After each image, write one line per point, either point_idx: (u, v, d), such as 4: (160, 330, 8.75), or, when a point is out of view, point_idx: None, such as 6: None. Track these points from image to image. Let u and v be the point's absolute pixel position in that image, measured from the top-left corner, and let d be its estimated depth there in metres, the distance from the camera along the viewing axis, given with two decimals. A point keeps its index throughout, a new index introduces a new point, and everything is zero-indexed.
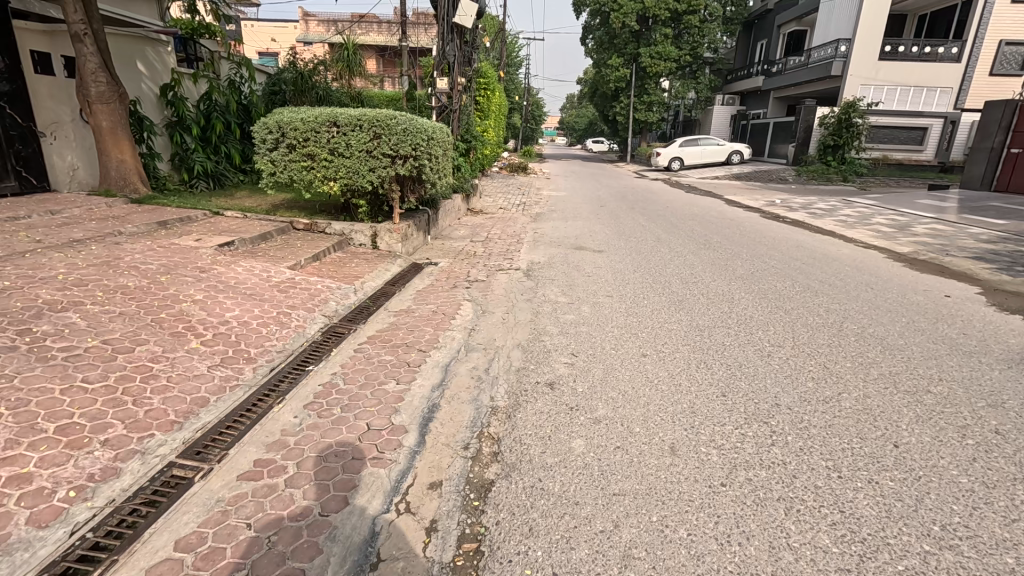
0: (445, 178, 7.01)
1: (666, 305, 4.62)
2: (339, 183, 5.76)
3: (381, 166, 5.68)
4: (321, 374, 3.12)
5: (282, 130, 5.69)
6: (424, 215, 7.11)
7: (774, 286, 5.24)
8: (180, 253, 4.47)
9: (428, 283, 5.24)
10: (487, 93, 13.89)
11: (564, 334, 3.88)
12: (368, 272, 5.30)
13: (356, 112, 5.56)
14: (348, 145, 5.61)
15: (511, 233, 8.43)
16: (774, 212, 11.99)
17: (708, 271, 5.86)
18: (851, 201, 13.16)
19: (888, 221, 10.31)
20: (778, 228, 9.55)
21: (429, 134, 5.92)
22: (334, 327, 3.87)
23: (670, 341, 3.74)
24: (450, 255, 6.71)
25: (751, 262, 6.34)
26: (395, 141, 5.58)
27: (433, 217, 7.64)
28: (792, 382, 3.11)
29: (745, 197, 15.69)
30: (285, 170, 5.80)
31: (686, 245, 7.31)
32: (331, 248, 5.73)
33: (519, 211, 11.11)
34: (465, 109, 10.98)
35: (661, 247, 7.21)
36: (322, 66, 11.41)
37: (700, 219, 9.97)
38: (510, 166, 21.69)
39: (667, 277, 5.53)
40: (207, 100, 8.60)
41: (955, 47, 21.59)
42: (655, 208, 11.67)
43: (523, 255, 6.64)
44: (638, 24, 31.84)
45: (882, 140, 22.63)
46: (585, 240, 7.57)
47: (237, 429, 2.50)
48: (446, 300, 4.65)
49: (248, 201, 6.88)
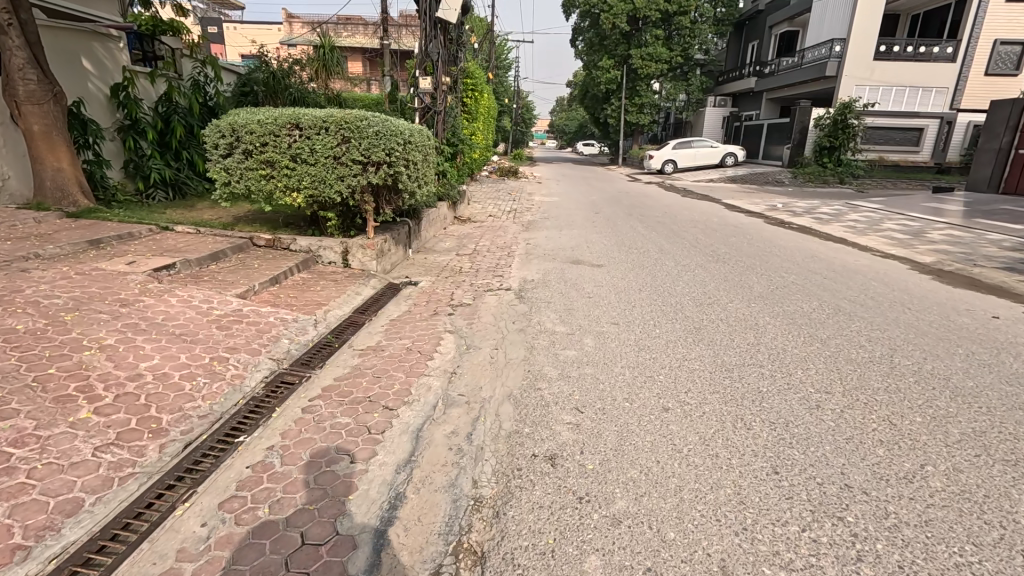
0: (428, 188, 6.31)
1: (682, 335, 3.95)
2: (303, 194, 5.03)
3: (350, 174, 4.96)
4: (252, 449, 2.40)
5: (237, 134, 4.96)
6: (404, 228, 6.41)
7: (801, 309, 4.59)
8: (102, 281, 3.73)
9: (405, 309, 4.53)
10: (475, 94, 13.21)
11: (565, 378, 3.20)
12: (335, 296, 4.58)
13: (322, 113, 4.85)
14: (312, 151, 4.89)
15: (501, 244, 7.73)
16: (777, 217, 11.42)
17: (723, 289, 5.21)
18: (855, 205, 12.64)
19: (900, 226, 9.77)
20: (786, 236, 8.93)
21: (407, 137, 5.22)
22: (283, 374, 3.14)
23: (695, 388, 3.07)
24: (432, 272, 6.00)
25: (768, 278, 5.70)
26: (367, 146, 4.86)
27: (414, 229, 6.93)
28: (858, 449, 2.45)
29: (745, 200, 15.12)
30: (241, 180, 5.07)
31: (694, 258, 6.66)
32: (294, 268, 5.00)
33: (510, 219, 10.43)
34: (451, 111, 10.29)
35: (666, 260, 6.55)
36: (297, 65, 10.67)
37: (704, 227, 9.34)
38: (501, 170, 21.01)
39: (679, 299, 4.87)
40: (166, 101, 7.84)
41: (950, 47, 21.30)
42: (653, 214, 11.05)
43: (515, 271, 5.95)
44: (629, 25, 31.33)
45: (878, 141, 22.27)
46: (582, 253, 6.90)
47: (112, 553, 1.76)
48: (424, 332, 3.94)
49: (206, 213, 6.15)
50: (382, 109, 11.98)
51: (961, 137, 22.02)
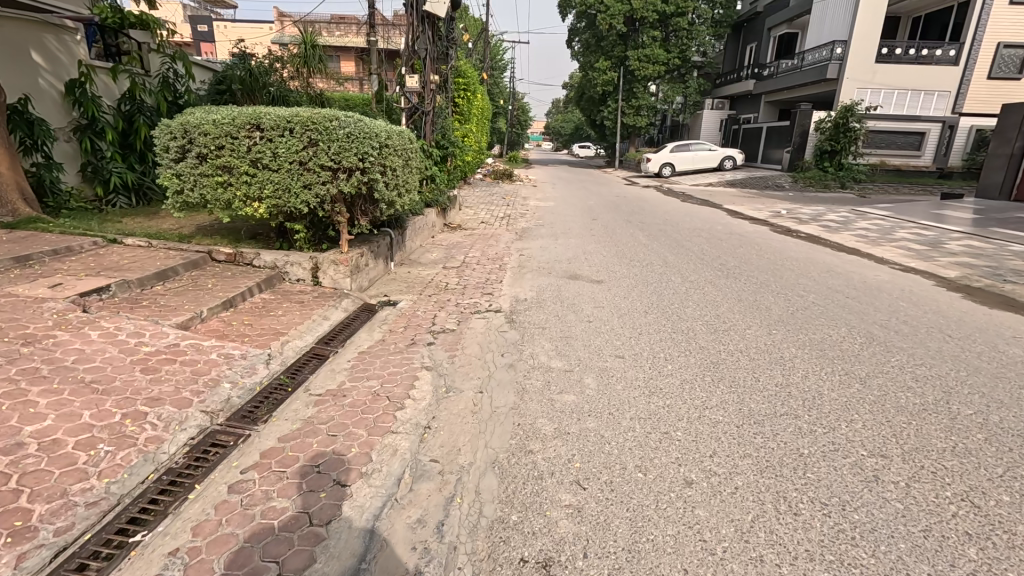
0: (411, 195, 5.75)
1: (698, 374, 3.40)
2: (265, 204, 4.46)
3: (319, 182, 4.39)
4: (150, 554, 1.81)
5: (189, 135, 4.37)
6: (384, 239, 5.85)
7: (828, 338, 4.05)
8: (11, 311, 3.14)
9: (379, 337, 3.95)
10: (467, 94, 12.66)
11: (561, 435, 2.64)
12: (298, 322, 3.98)
13: (286, 113, 4.28)
14: (275, 155, 4.32)
15: (492, 255, 7.16)
16: (783, 224, 10.93)
17: (738, 311, 4.68)
18: (862, 212, 12.17)
19: (914, 235, 9.29)
20: (795, 246, 8.41)
21: (385, 139, 4.65)
22: (216, 434, 2.54)
23: (720, 450, 2.52)
24: (414, 288, 5.43)
25: (785, 297, 5.16)
26: (337, 150, 4.28)
27: (397, 240, 6.36)
28: (944, 550, 1.89)
29: (747, 206, 14.64)
30: (195, 187, 4.48)
31: (701, 272, 6.14)
32: (255, 288, 4.42)
33: (503, 226, 9.88)
34: (441, 111, 9.73)
35: (671, 274, 6.01)
36: (277, 63, 10.09)
37: (708, 236, 8.81)
38: (495, 173, 20.47)
39: (689, 324, 4.32)
40: (129, 99, 7.23)
41: (952, 49, 20.94)
42: (654, 221, 10.53)
43: (507, 288, 5.39)
44: (626, 26, 30.85)
45: (879, 146, 21.89)
46: (580, 266, 6.35)
47: None
48: (396, 369, 3.36)
49: (164, 223, 5.55)
50: (369, 109, 11.39)
51: (964, 141, 21.65)
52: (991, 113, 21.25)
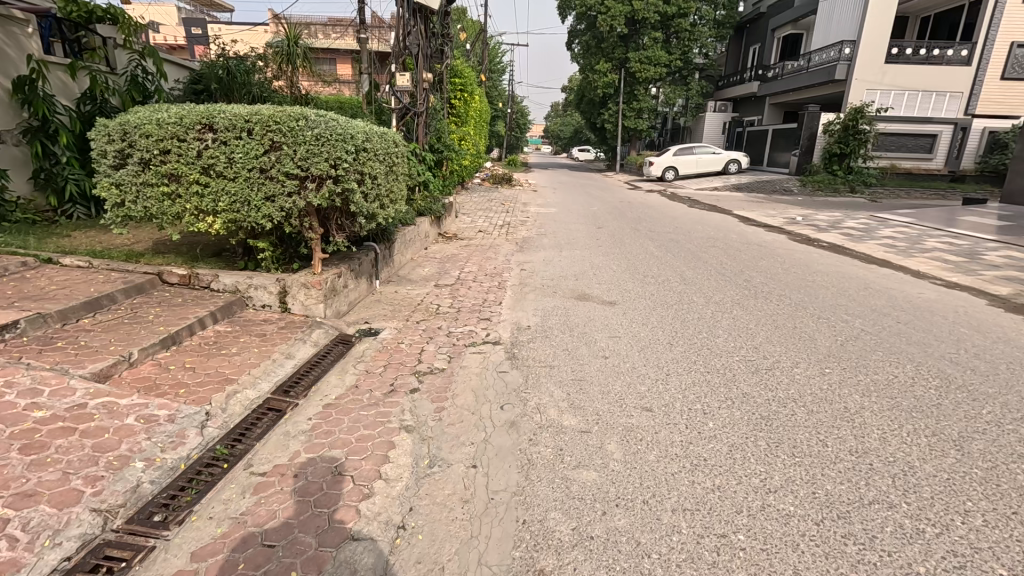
0: (400, 205, 5.07)
1: (748, 437, 2.69)
2: (220, 219, 3.76)
3: (284, 193, 3.70)
4: None
5: (129, 137, 3.68)
6: (367, 255, 5.17)
7: (895, 380, 3.37)
8: None
9: (352, 382, 3.25)
10: (464, 96, 12.00)
11: (583, 545, 1.94)
12: (255, 362, 3.28)
13: (245, 110, 3.61)
14: (230, 161, 3.62)
15: (490, 270, 6.49)
16: (801, 232, 10.28)
17: (777, 342, 4.01)
18: (882, 219, 11.50)
19: (946, 245, 8.64)
20: (821, 258, 7.72)
21: (366, 141, 3.96)
22: (105, 549, 1.83)
23: (804, 571, 1.82)
24: (399, 313, 4.73)
25: (827, 323, 4.49)
26: (305, 154, 3.59)
27: (382, 255, 5.67)
28: None
29: (758, 211, 14.01)
30: (138, 199, 3.79)
31: (724, 291, 5.45)
32: (208, 318, 3.72)
33: (502, 235, 9.22)
34: (434, 113, 9.08)
35: (690, 294, 5.33)
36: (259, 61, 9.41)
37: (724, 247, 8.13)
38: (493, 177, 19.84)
39: (724, 362, 3.63)
40: (90, 100, 6.55)
41: (964, 49, 20.36)
42: (663, 229, 9.89)
43: (507, 313, 4.71)
44: (627, 28, 30.28)
45: (889, 148, 21.28)
46: (588, 284, 5.68)
47: None
48: (367, 431, 2.66)
49: (114, 239, 4.85)
50: (359, 111, 10.73)
51: (977, 144, 20.98)
52: (1005, 115, 20.63)
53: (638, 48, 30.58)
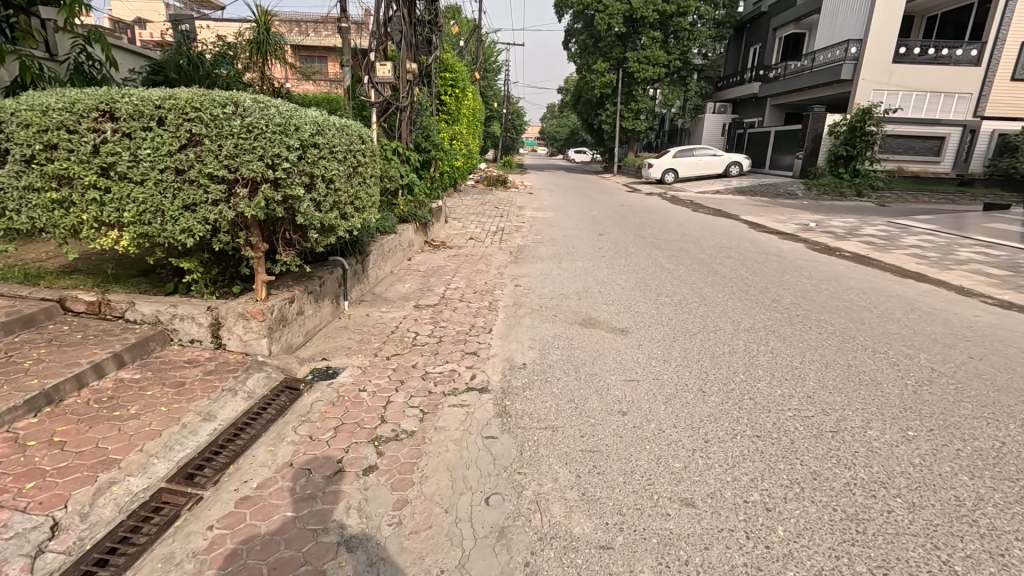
0: (371, 213, 4.25)
1: (839, 555, 1.89)
2: (128, 234, 2.93)
3: (209, 202, 2.86)
4: None
5: (4, 127, 2.82)
6: (332, 273, 4.35)
7: (1005, 449, 2.58)
8: None
9: (286, 458, 2.42)
10: (456, 92, 11.19)
11: None
12: (156, 429, 2.45)
13: (158, 94, 2.77)
14: (137, 159, 2.78)
15: (481, 286, 5.69)
16: (818, 240, 9.54)
17: (834, 389, 3.22)
18: (901, 225, 10.77)
19: (981, 255, 7.92)
20: (848, 270, 6.96)
21: (322, 134, 3.13)
22: None
23: None
24: (366, 346, 3.90)
25: (886, 359, 3.71)
26: (236, 151, 2.76)
27: (352, 272, 4.84)
28: None
29: (766, 216, 13.30)
30: (22, 208, 2.94)
31: (752, 315, 4.66)
32: (109, 362, 2.88)
33: (495, 243, 8.43)
34: (421, 109, 8.27)
35: (713, 319, 4.54)
36: (228, 50, 8.49)
37: (740, 258, 7.35)
38: (487, 179, 19.06)
39: (776, 421, 2.83)
40: (19, 90, 5.69)
41: (974, 50, 19.79)
42: (669, 236, 9.13)
43: (499, 345, 3.89)
44: (625, 27, 29.60)
45: (896, 151, 20.65)
46: (594, 306, 4.87)
47: None
48: (288, 554, 1.83)
49: (21, 254, 3.99)
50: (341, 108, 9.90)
51: (985, 147, 20.37)
52: (1015, 117, 20.03)
53: (636, 47, 29.94)
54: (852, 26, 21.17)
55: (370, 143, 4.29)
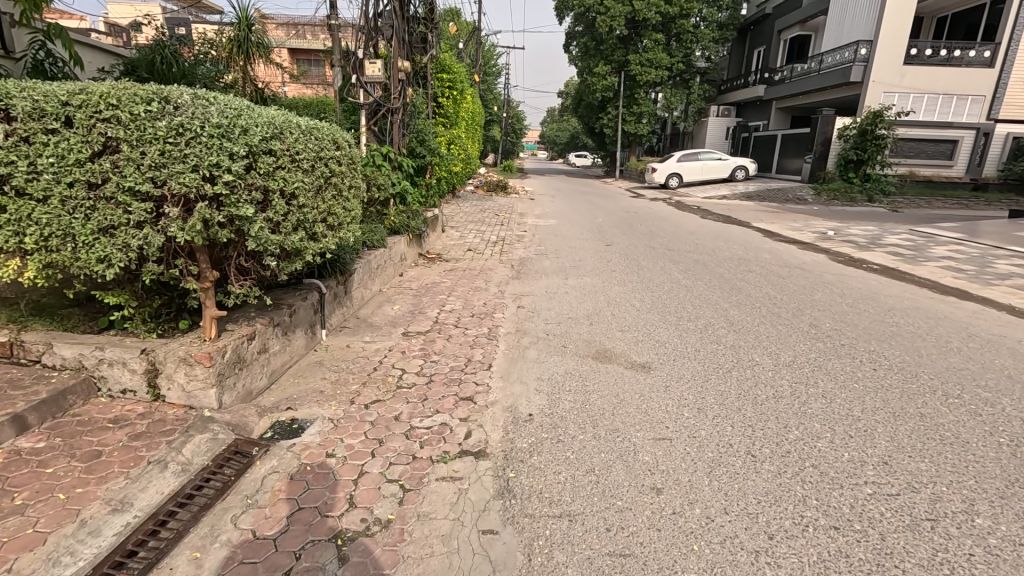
0: (351, 230, 3.64)
1: None
2: (31, 263, 2.31)
3: (132, 224, 2.25)
4: None
5: None
6: (305, 300, 3.75)
7: None
8: None
9: (214, 571, 1.81)
10: (453, 94, 10.62)
11: None
12: (43, 529, 1.86)
13: (66, 88, 2.16)
14: (37, 169, 2.16)
15: (480, 308, 5.09)
16: (840, 251, 8.94)
17: (913, 452, 2.62)
18: (925, 235, 10.19)
19: (1021, 268, 7.32)
20: (881, 286, 6.36)
21: (281, 139, 2.53)
22: None
23: None
24: (342, 390, 3.30)
25: (963, 407, 3.10)
26: (163, 160, 2.16)
27: (331, 296, 4.24)
28: None
29: (779, 223, 12.72)
30: None
31: (791, 347, 4.05)
32: (7, 427, 2.30)
33: (495, 255, 7.84)
34: (415, 110, 7.70)
35: (746, 352, 3.93)
36: (208, 48, 7.92)
37: (762, 273, 6.76)
38: (487, 184, 18.45)
39: (854, 503, 2.22)
40: None
41: (986, 51, 19.28)
42: (682, 246, 8.55)
43: (500, 388, 3.29)
44: (627, 29, 29.13)
45: (907, 155, 20.08)
46: (608, 334, 4.27)
47: None
48: None
49: None
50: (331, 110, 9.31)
51: (999, 150, 19.80)
52: None
53: (638, 50, 29.45)
54: (861, 26, 20.64)
55: (350, 149, 3.69)
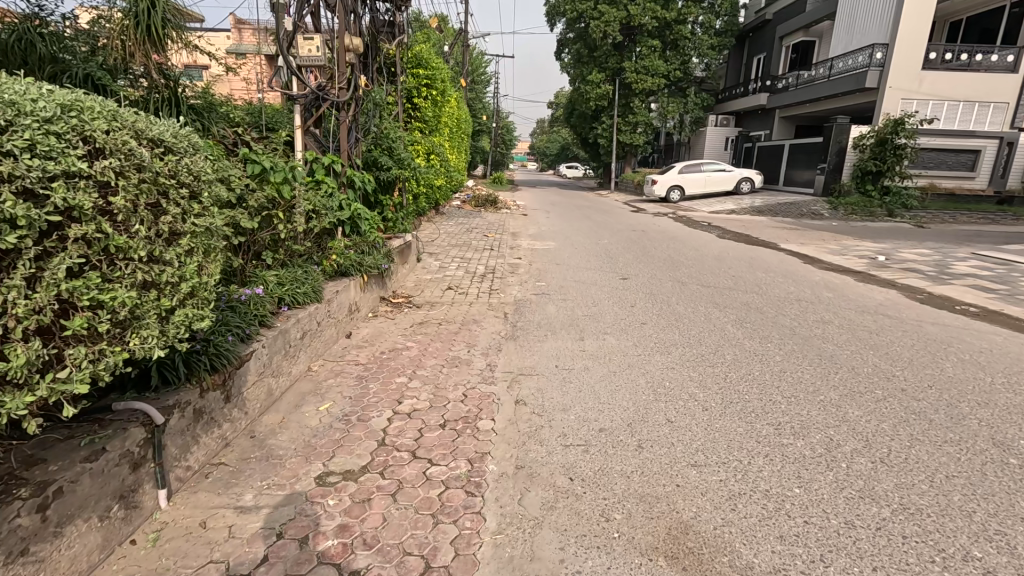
0: (189, 316, 1.88)
1: None
2: None
3: None
4: None
5: None
6: (98, 456, 1.90)
7: None
8: None
9: None
10: (433, 95, 8.82)
11: None
12: None
13: None
14: None
15: (457, 408, 3.23)
16: (911, 284, 7.24)
17: None
18: (998, 261, 8.54)
19: None
20: (1014, 345, 4.62)
21: None
22: None
23: None
24: None
25: None
26: None
27: (184, 420, 2.36)
28: None
29: (811, 244, 11.08)
30: None
31: (1008, 512, 2.25)
32: None
33: (482, 296, 6.03)
34: (372, 107, 5.89)
35: (944, 532, 2.12)
36: None
37: (842, 325, 5.02)
38: (475, 199, 16.67)
39: None
40: None
41: (1011, 55, 17.98)
42: (716, 281, 6.81)
43: None
44: (622, 35, 27.74)
45: (927, 165, 18.70)
46: (678, 483, 2.45)
47: None
48: None
49: None
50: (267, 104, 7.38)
51: None
52: None
53: (633, 57, 28.09)
54: (874, 29, 19.30)
55: (194, 158, 2.03)
